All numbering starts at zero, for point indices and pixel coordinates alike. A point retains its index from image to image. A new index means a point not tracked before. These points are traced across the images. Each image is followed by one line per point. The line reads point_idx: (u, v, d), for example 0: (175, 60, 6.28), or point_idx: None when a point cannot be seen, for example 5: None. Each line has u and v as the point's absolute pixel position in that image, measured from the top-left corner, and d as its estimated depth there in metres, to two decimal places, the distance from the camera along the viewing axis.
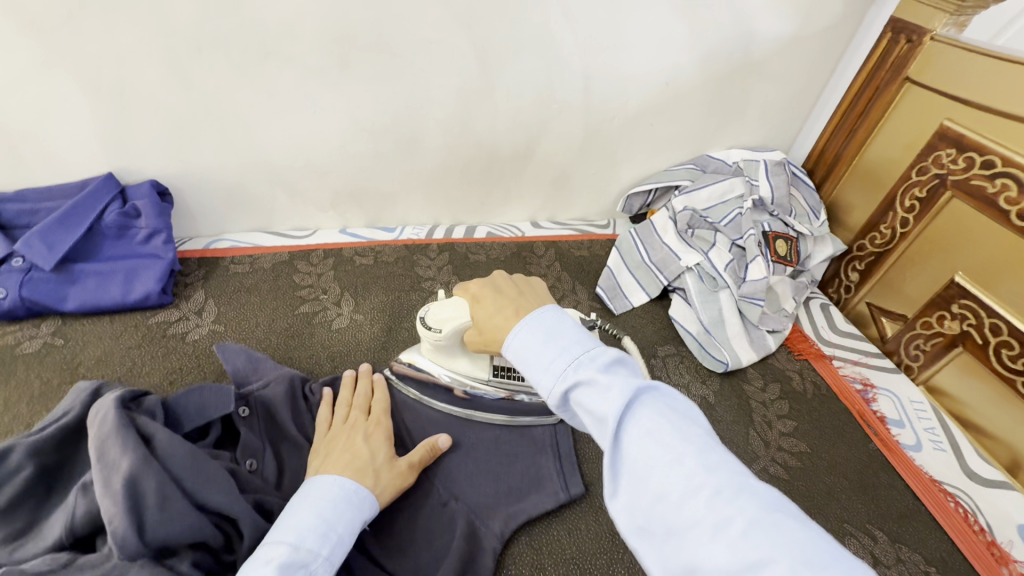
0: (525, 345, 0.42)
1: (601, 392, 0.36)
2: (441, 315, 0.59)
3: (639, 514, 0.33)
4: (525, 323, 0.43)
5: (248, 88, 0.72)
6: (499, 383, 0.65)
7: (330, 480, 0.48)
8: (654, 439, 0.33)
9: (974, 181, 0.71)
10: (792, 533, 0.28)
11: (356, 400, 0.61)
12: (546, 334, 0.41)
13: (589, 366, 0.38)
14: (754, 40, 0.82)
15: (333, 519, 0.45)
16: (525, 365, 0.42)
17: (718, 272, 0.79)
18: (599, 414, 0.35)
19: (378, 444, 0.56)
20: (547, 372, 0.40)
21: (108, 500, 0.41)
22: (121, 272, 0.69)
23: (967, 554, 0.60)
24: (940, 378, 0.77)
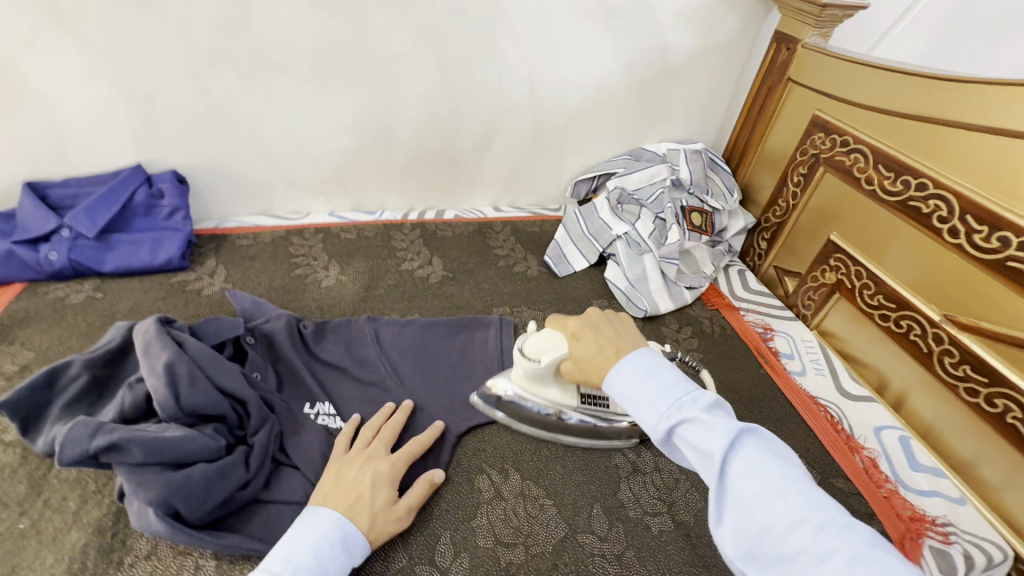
0: (627, 384, 0.49)
1: (706, 431, 0.43)
2: (535, 347, 0.64)
3: (745, 541, 0.39)
4: (624, 362, 0.50)
5: (253, 93, 0.89)
6: (587, 411, 0.68)
7: (332, 520, 0.52)
8: (757, 475, 0.40)
9: (838, 158, 0.88)
10: (892, 567, 0.33)
11: (384, 432, 0.64)
12: (647, 377, 0.48)
13: (691, 406, 0.45)
14: (669, 51, 1.00)
15: (326, 565, 0.49)
16: (627, 401, 0.49)
17: (642, 239, 0.97)
18: (705, 449, 0.42)
19: (384, 484, 0.58)
20: (649, 409, 0.46)
21: (154, 377, 0.56)
22: (149, 241, 0.86)
23: (827, 445, 0.75)
24: (826, 321, 0.93)
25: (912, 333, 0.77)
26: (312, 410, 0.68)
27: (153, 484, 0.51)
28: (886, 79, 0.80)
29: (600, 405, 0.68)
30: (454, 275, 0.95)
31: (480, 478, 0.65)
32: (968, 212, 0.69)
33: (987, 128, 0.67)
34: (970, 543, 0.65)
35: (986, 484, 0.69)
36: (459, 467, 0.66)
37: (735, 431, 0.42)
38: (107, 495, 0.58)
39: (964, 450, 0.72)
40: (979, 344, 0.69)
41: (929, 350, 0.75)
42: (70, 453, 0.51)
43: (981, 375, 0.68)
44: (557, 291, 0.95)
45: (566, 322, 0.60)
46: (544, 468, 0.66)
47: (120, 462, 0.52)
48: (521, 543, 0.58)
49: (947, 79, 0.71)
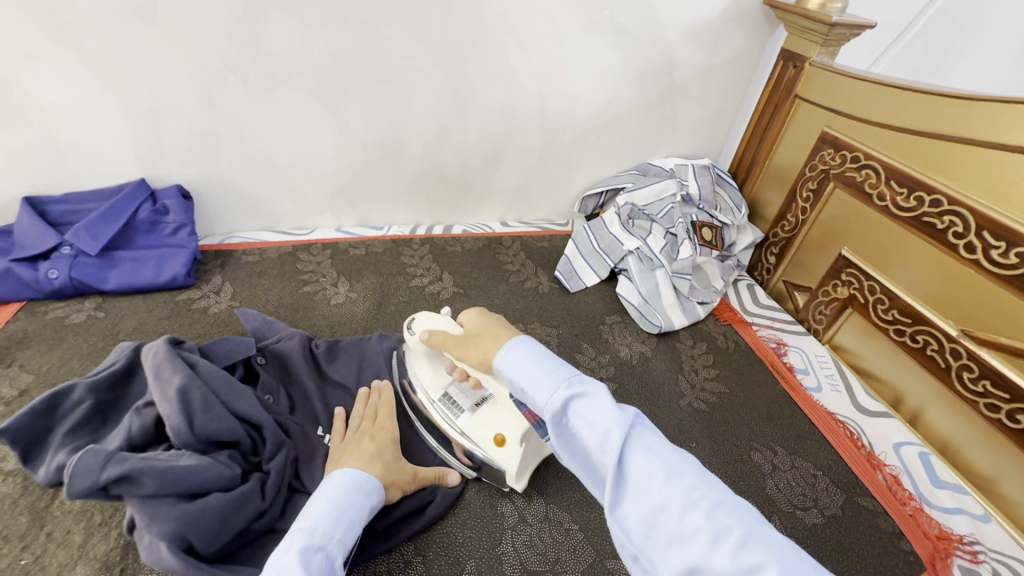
0: (519, 364, 0.47)
1: (597, 409, 0.41)
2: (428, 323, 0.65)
3: (642, 521, 0.37)
4: (513, 347, 0.48)
5: (261, 107, 0.88)
6: (437, 407, 0.65)
7: (341, 472, 0.54)
8: (653, 454, 0.39)
9: (849, 174, 0.89)
10: (780, 545, 0.33)
11: (368, 410, 0.66)
12: (537, 357, 0.47)
13: (581, 387, 0.43)
14: (677, 68, 1.01)
15: (343, 506, 0.51)
16: (518, 381, 0.47)
17: (654, 254, 0.96)
18: (601, 427, 0.40)
19: (385, 444, 0.61)
20: (541, 388, 0.44)
21: (165, 402, 0.54)
22: (153, 258, 0.84)
23: (849, 462, 0.74)
24: (839, 336, 0.93)
25: (929, 348, 0.77)
26: (326, 433, 0.65)
27: (166, 516, 0.48)
28: (894, 97, 0.80)
29: (452, 411, 0.64)
30: (465, 291, 0.93)
31: (503, 503, 0.63)
32: (985, 228, 0.69)
33: (1001, 146, 0.67)
34: (998, 561, 0.64)
35: (1007, 500, 0.69)
36: (480, 491, 0.64)
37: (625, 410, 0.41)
38: (116, 528, 0.56)
39: (984, 466, 0.71)
40: (999, 361, 0.69)
41: (947, 366, 0.75)
42: (79, 484, 0.48)
43: (1002, 391, 0.68)
44: (569, 307, 0.94)
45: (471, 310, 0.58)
46: (567, 491, 0.64)
47: (131, 494, 0.49)
48: (548, 570, 0.57)
49: (956, 97, 0.72)
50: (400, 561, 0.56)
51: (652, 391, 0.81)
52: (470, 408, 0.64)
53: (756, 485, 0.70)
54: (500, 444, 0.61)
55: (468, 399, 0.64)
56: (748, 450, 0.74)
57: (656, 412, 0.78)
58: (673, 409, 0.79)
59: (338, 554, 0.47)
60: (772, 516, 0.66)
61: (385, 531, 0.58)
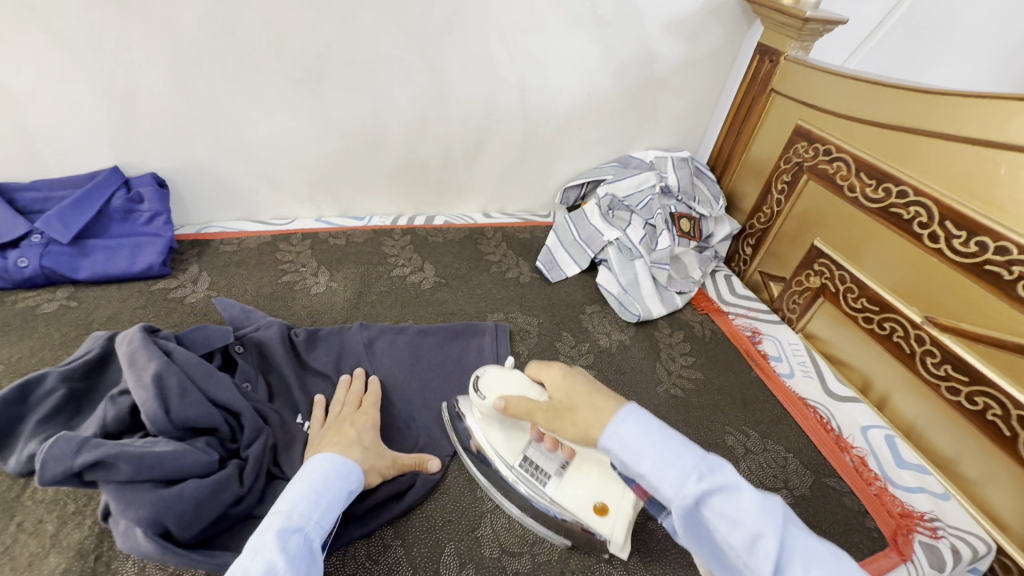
0: (637, 447, 0.43)
1: (737, 505, 0.39)
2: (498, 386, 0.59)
3: None
4: (623, 422, 0.45)
5: (238, 94, 0.87)
6: (518, 473, 0.60)
7: (320, 456, 0.54)
8: (812, 560, 0.37)
9: (821, 166, 0.91)
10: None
11: (350, 397, 0.67)
12: (654, 435, 0.44)
13: (711, 476, 0.41)
14: (657, 61, 1.02)
15: (321, 488, 0.51)
16: (638, 465, 0.43)
17: (633, 244, 0.98)
18: (745, 529, 0.38)
19: (366, 429, 0.61)
20: (669, 477, 0.41)
21: (141, 389, 0.53)
22: (127, 247, 0.82)
23: (819, 445, 0.77)
24: (811, 324, 0.95)
25: (896, 335, 0.80)
26: (305, 420, 0.66)
27: (142, 501, 0.48)
28: (863, 91, 0.83)
29: (540, 479, 0.59)
30: (446, 281, 0.94)
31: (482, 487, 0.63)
32: (947, 218, 0.72)
33: (961, 138, 0.70)
34: (957, 537, 0.67)
35: (967, 479, 0.72)
36: (460, 476, 0.64)
37: (772, 507, 0.40)
38: (89, 516, 0.55)
39: (945, 446, 0.75)
40: (959, 345, 0.72)
41: (912, 351, 0.78)
42: (51, 471, 0.47)
43: (962, 374, 0.71)
44: (551, 297, 0.95)
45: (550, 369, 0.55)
46: None
47: (107, 480, 0.48)
48: (527, 552, 0.58)
49: (920, 91, 0.75)
50: (379, 544, 0.57)
51: (631, 378, 0.82)
52: (557, 472, 0.59)
53: None
54: (602, 511, 0.56)
55: (553, 461, 0.60)
56: (723, 435, 0.76)
57: (635, 399, 0.80)
58: (652, 395, 0.81)
59: (316, 535, 0.47)
60: None
61: (365, 515, 0.58)
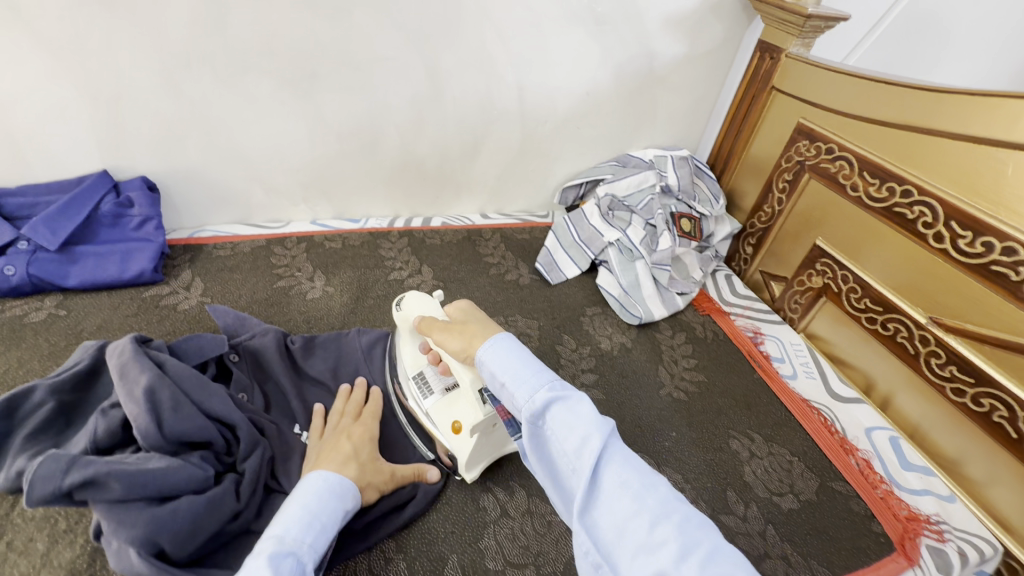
0: (499, 364, 0.49)
1: (571, 414, 0.43)
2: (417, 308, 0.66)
3: (611, 527, 0.39)
4: (493, 347, 0.50)
5: (230, 95, 0.85)
6: (411, 384, 0.65)
7: (315, 474, 0.52)
8: (626, 464, 0.41)
9: (823, 165, 0.90)
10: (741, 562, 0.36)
11: (348, 407, 0.65)
12: (523, 359, 0.48)
13: (555, 390, 0.45)
14: (656, 59, 1.00)
15: (316, 510, 0.49)
16: (500, 377, 0.48)
17: (634, 246, 0.97)
18: (578, 432, 0.42)
19: (363, 442, 0.60)
20: (521, 389, 0.46)
21: (132, 403, 0.52)
22: (117, 253, 0.81)
23: (823, 448, 0.76)
24: (813, 324, 0.95)
25: (899, 335, 0.79)
26: (302, 432, 0.64)
27: (135, 521, 0.46)
28: (866, 89, 0.82)
29: (422, 391, 0.64)
30: (444, 284, 0.92)
31: (485, 497, 0.62)
32: (953, 218, 0.71)
33: (966, 136, 0.69)
34: (963, 540, 0.67)
35: (972, 481, 0.72)
36: (462, 486, 0.63)
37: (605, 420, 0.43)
38: (81, 534, 0.54)
39: (949, 447, 0.74)
40: (965, 346, 0.71)
41: (916, 352, 0.77)
42: (40, 490, 0.45)
43: (967, 376, 0.71)
44: (550, 299, 0.94)
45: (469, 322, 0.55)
46: None
47: (97, 499, 0.47)
48: (531, 564, 0.56)
49: (924, 88, 0.74)
50: (381, 558, 0.55)
51: (632, 381, 0.81)
52: (438, 391, 0.63)
53: (734, 472, 0.71)
54: (457, 431, 0.60)
55: (439, 382, 0.64)
56: (727, 438, 0.75)
57: (637, 402, 0.79)
58: (654, 399, 0.80)
59: (309, 560, 0.45)
60: (751, 503, 0.67)
61: (365, 530, 0.57)
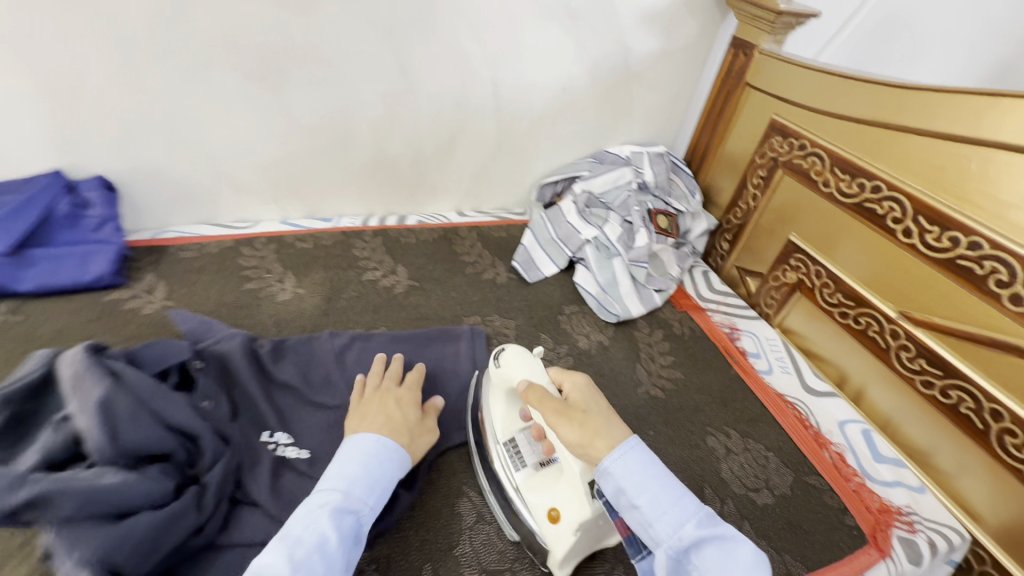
0: (633, 483, 0.48)
1: (719, 552, 0.44)
2: (518, 370, 0.61)
3: None
4: (621, 464, 0.48)
5: (193, 92, 0.81)
6: (501, 452, 0.60)
7: (374, 438, 0.54)
8: None
9: (796, 161, 0.91)
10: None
11: (390, 372, 0.66)
12: (663, 481, 0.48)
13: (698, 525, 0.46)
14: (632, 54, 1.00)
15: (376, 475, 0.52)
16: (627, 496, 0.47)
17: (611, 243, 0.96)
18: (727, 570, 0.43)
19: (407, 406, 0.61)
20: (660, 522, 0.46)
21: (83, 416, 0.49)
22: (76, 256, 0.77)
23: (798, 442, 0.76)
24: (788, 319, 0.95)
25: (870, 329, 0.80)
26: (272, 437, 0.63)
27: (88, 541, 0.44)
28: (837, 85, 0.82)
29: (517, 462, 0.59)
30: (420, 284, 0.91)
31: (460, 502, 0.61)
32: (920, 213, 0.72)
33: (933, 133, 0.70)
34: (932, 530, 0.68)
35: (939, 470, 0.73)
36: (437, 490, 0.62)
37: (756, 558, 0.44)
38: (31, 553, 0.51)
39: (918, 438, 0.76)
40: (933, 339, 0.72)
41: (887, 346, 0.78)
42: None
43: (936, 368, 0.72)
44: (528, 298, 0.93)
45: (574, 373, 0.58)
46: None
47: (47, 519, 0.45)
48: (507, 569, 0.56)
49: (893, 85, 0.74)
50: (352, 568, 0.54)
51: (611, 380, 0.81)
52: (534, 466, 0.58)
53: (712, 469, 0.71)
54: (554, 520, 0.54)
55: (536, 456, 0.59)
56: (704, 436, 0.75)
57: (615, 401, 0.78)
58: (632, 397, 0.79)
59: (365, 520, 0.50)
60: (728, 499, 0.68)
61: None
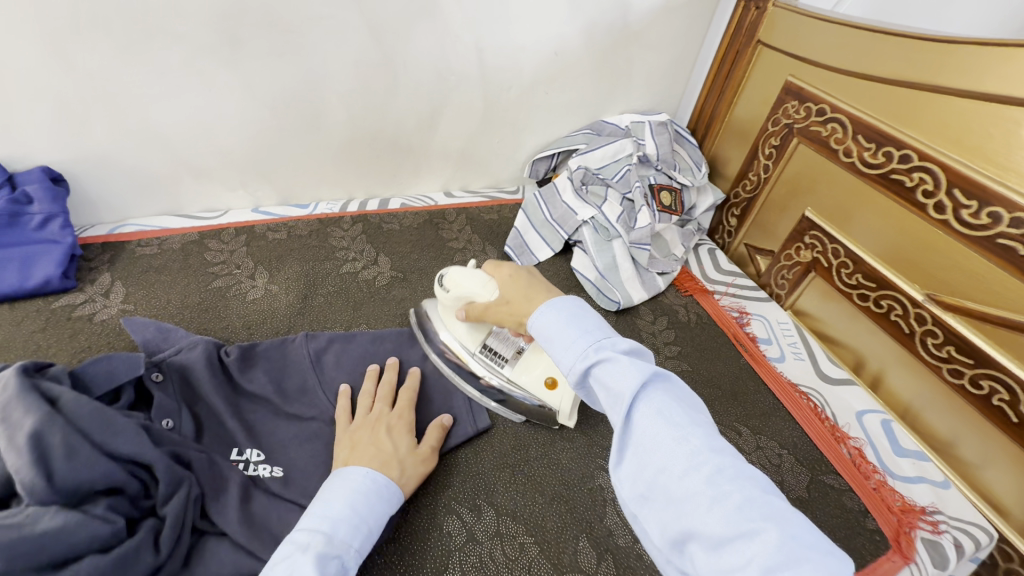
0: (547, 326, 0.49)
1: (614, 370, 0.42)
2: (459, 277, 0.62)
3: (641, 483, 0.38)
4: (547, 309, 0.49)
5: (136, 66, 0.72)
6: (481, 359, 0.65)
7: (364, 472, 0.50)
8: (663, 417, 0.38)
9: (813, 128, 0.82)
10: (785, 514, 0.33)
11: (380, 391, 0.63)
12: (573, 321, 0.47)
13: (603, 349, 0.44)
14: (631, 11, 0.90)
15: (364, 513, 0.47)
16: (550, 336, 0.48)
17: (611, 223, 0.88)
18: (614, 385, 0.41)
19: (401, 436, 0.58)
20: (567, 351, 0.46)
21: (13, 453, 0.43)
22: (16, 258, 0.70)
23: (813, 437, 0.71)
24: (801, 301, 0.89)
25: (893, 314, 0.74)
26: (240, 458, 0.57)
27: None
28: (864, 41, 0.73)
29: (496, 362, 0.65)
30: (404, 275, 0.84)
31: (450, 520, 0.56)
32: (956, 185, 0.64)
33: (976, 94, 0.62)
34: (959, 530, 0.63)
35: (965, 463, 0.68)
36: (423, 510, 0.56)
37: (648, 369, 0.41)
38: None
39: (944, 431, 0.70)
40: (963, 325, 0.66)
41: (910, 331, 0.72)
42: None
43: (967, 357, 0.65)
44: None
45: (502, 265, 0.58)
46: (520, 500, 0.58)
47: None
48: None
49: (930, 40, 0.65)
50: None
51: None
52: (512, 357, 0.65)
53: None
54: (552, 386, 0.62)
55: (509, 347, 0.65)
56: None
57: None
58: None
59: (351, 566, 0.43)
60: None
61: None
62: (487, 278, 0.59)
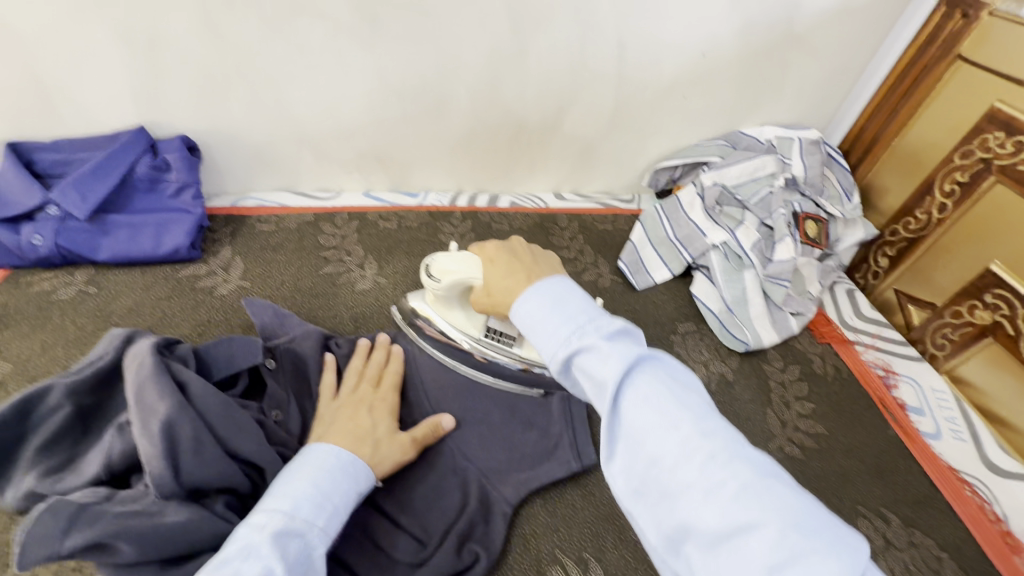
0: (528, 310, 0.41)
1: (604, 362, 0.36)
2: (448, 265, 0.57)
3: (635, 478, 0.34)
4: (531, 292, 0.42)
5: (279, 43, 0.71)
6: (488, 343, 0.62)
7: (329, 450, 0.47)
8: (652, 405, 0.34)
9: (1023, 167, 0.67)
10: (784, 498, 0.30)
11: (368, 370, 0.60)
12: (556, 309, 0.40)
13: (593, 333, 0.38)
14: (798, 10, 0.78)
15: (329, 492, 0.44)
16: (533, 322, 0.41)
17: (744, 251, 0.79)
18: (601, 376, 0.36)
19: (383, 417, 0.55)
20: (549, 339, 0.39)
21: (146, 440, 0.43)
22: (152, 224, 0.72)
23: (980, 542, 0.60)
24: (966, 367, 0.74)
25: None
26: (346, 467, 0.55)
27: None
28: None
29: (504, 342, 0.61)
30: None
31: (554, 571, 0.52)
32: None
33: None
34: None
35: None
36: (529, 551, 0.53)
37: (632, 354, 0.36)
38: None
39: None
40: None
41: None
42: (34, 555, 0.37)
43: None
44: (634, 309, 0.80)
45: (485, 247, 0.53)
46: (632, 562, 0.53)
47: (105, 563, 0.39)
48: None
49: None
50: None
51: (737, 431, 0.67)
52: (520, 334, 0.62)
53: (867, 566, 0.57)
54: None
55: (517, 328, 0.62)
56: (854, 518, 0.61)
57: None
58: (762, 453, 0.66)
59: (317, 546, 0.41)
60: None
61: None
62: (474, 257, 0.55)
